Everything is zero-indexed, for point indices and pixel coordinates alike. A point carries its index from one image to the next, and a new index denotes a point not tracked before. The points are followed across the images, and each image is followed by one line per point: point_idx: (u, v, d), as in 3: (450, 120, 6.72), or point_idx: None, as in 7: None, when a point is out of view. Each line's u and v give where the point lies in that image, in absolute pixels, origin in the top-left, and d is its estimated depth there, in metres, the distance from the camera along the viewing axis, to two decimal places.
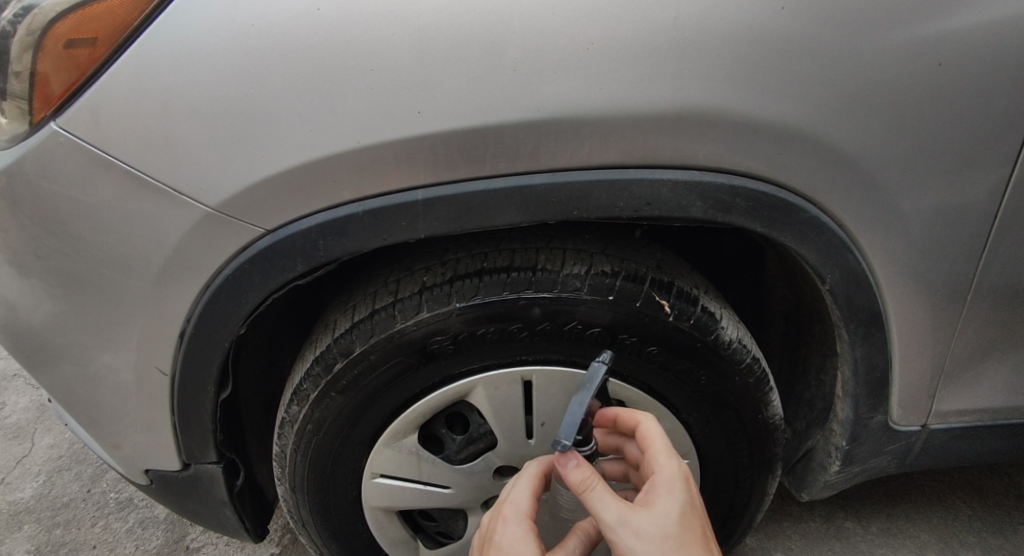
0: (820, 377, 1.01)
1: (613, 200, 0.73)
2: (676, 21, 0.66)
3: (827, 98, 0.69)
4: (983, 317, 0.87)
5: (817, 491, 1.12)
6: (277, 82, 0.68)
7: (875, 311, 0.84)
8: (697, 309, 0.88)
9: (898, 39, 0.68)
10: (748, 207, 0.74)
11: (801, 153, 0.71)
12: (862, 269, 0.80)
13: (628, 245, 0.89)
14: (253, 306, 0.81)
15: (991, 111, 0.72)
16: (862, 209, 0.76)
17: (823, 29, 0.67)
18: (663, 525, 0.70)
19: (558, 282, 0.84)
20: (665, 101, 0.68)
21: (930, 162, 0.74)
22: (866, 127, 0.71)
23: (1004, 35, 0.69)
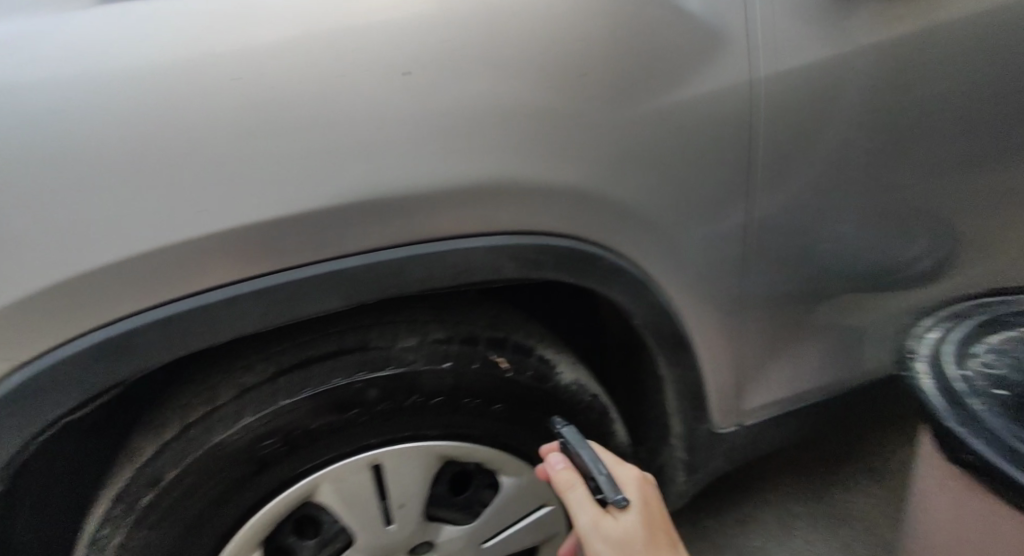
0: (657, 401, 1.08)
1: (430, 272, 0.72)
2: (461, 101, 0.68)
3: (603, 158, 0.75)
4: (759, 324, 1.04)
5: (672, 500, 1.21)
6: (14, 197, 0.58)
7: (682, 334, 0.94)
8: (533, 359, 0.91)
9: (651, 104, 0.77)
10: (558, 261, 0.78)
11: (592, 209, 0.77)
12: (666, 301, 0.89)
13: (461, 307, 0.89)
14: (14, 457, 0.66)
15: (733, 158, 0.84)
16: (653, 248, 0.84)
17: (593, 98, 0.74)
18: (625, 525, 0.76)
19: (392, 358, 0.82)
20: (461, 177, 0.70)
21: (697, 204, 0.85)
22: (640, 180, 0.79)
23: (732, 95, 0.82)
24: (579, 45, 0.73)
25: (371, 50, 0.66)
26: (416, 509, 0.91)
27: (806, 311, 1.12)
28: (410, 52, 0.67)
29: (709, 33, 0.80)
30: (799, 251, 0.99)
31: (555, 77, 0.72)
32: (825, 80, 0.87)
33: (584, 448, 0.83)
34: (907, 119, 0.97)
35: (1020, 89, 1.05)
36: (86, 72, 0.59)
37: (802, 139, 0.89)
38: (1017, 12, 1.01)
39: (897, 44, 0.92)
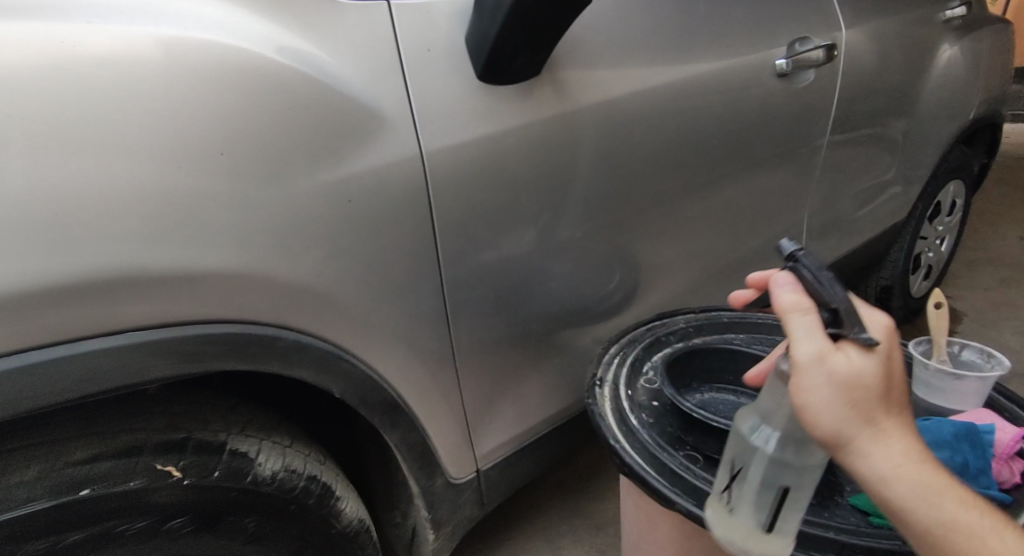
0: (385, 465, 1.12)
1: (54, 381, 0.64)
2: (72, 191, 0.64)
3: (258, 240, 0.76)
4: (474, 377, 1.14)
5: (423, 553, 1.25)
6: None
7: (391, 399, 0.98)
8: (221, 457, 0.80)
9: (307, 184, 0.80)
10: (221, 350, 0.75)
11: (254, 291, 0.78)
12: (364, 372, 0.92)
13: (124, 413, 0.75)
14: None
15: (405, 231, 0.92)
16: (341, 322, 0.88)
17: (241, 182, 0.74)
18: (860, 366, 0.64)
19: (7, 500, 0.66)
20: (82, 272, 0.64)
21: (376, 277, 0.91)
22: (305, 259, 0.81)
23: (395, 175, 0.88)
24: (216, 129, 0.72)
25: None
26: None
27: (517, 361, 1.24)
28: None
29: (371, 112, 0.86)
30: (489, 309, 1.12)
31: (187, 161, 0.71)
32: (480, 159, 1.00)
33: (829, 281, 0.72)
34: (557, 188, 1.16)
35: (646, 157, 1.32)
36: None
37: (469, 211, 1.01)
38: (638, 98, 1.26)
39: (539, 125, 1.09)
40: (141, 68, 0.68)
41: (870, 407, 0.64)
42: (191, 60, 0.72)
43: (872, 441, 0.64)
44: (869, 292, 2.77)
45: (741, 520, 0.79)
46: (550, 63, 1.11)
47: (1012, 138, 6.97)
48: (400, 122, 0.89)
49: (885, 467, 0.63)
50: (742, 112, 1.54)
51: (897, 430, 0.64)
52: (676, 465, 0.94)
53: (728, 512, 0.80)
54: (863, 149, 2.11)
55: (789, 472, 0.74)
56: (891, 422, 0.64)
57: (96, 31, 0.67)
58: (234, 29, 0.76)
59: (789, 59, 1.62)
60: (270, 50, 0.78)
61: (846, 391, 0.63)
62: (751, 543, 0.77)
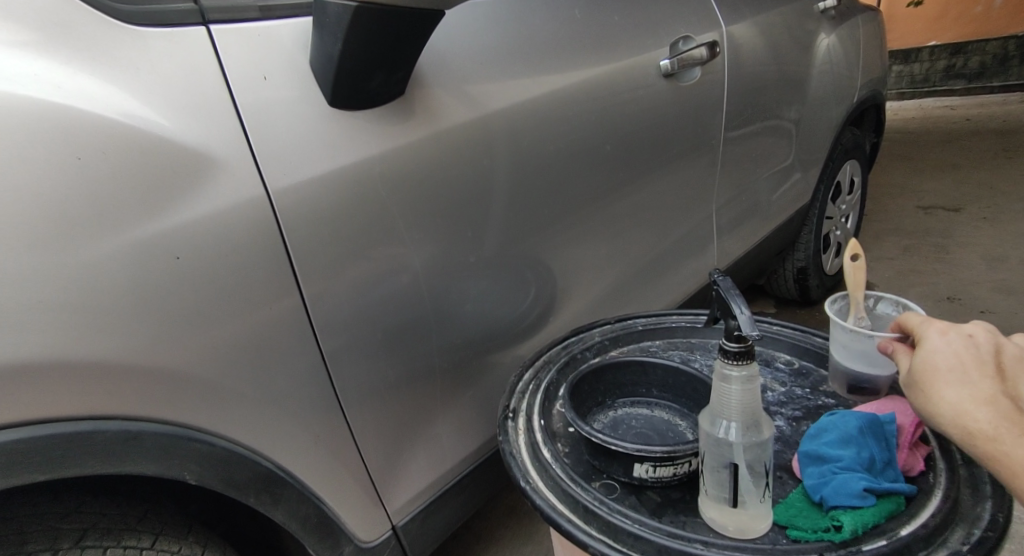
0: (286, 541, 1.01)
1: None
2: None
3: (57, 321, 0.67)
4: (370, 428, 1.04)
5: None
6: None
7: (265, 471, 0.88)
8: None
9: (114, 249, 0.71)
10: (7, 463, 0.66)
11: (59, 380, 0.68)
12: (220, 450, 0.82)
13: None
14: None
15: (254, 283, 0.83)
16: (180, 394, 0.78)
17: (23, 257, 0.65)
18: (946, 352, 0.76)
19: None
20: None
21: (224, 338, 0.81)
22: (123, 333, 0.72)
23: (229, 222, 0.79)
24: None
25: None
26: None
27: (423, 404, 1.14)
28: None
29: (192, 155, 0.77)
30: (379, 352, 1.02)
31: None
32: (338, 195, 0.90)
33: (740, 307, 0.83)
34: (440, 214, 1.08)
35: (538, 170, 1.26)
36: None
37: (334, 253, 0.91)
38: (520, 110, 1.19)
39: (410, 149, 1.00)
40: None
41: (943, 363, 0.76)
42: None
43: (949, 396, 0.74)
44: (788, 274, 2.84)
45: (720, 506, 0.83)
46: (418, 81, 1.03)
47: (897, 115, 7.48)
48: (225, 159, 0.79)
49: (955, 408, 0.73)
50: (634, 115, 1.51)
51: (979, 397, 0.72)
52: (589, 499, 0.86)
53: (708, 504, 0.84)
54: (762, 137, 2.14)
55: (752, 453, 0.80)
56: (968, 390, 0.73)
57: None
58: (22, 73, 0.68)
59: (672, 59, 1.61)
60: (58, 94, 0.69)
61: (941, 364, 0.76)
62: (737, 524, 0.81)
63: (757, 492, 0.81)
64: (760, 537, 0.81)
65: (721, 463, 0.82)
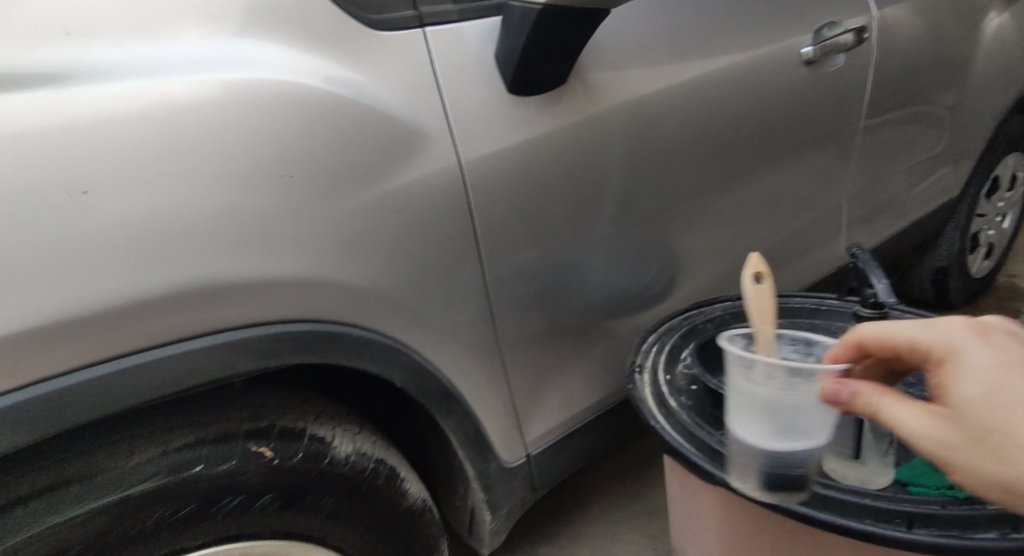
0: (444, 450, 1.19)
1: (150, 381, 0.75)
2: (164, 214, 0.74)
3: (327, 247, 0.87)
4: (518, 365, 1.23)
5: (488, 538, 1.35)
6: None
7: (443, 386, 1.08)
8: (302, 441, 0.92)
9: (361, 197, 0.90)
10: (294, 346, 0.86)
11: (324, 292, 0.88)
12: (421, 364, 1.03)
13: (216, 406, 0.87)
14: None
15: (447, 234, 1.02)
16: (393, 315, 0.97)
17: (305, 199, 0.85)
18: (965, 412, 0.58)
19: (123, 476, 0.77)
20: (181, 282, 0.76)
21: (425, 274, 1.00)
22: (366, 261, 0.92)
23: (436, 183, 0.99)
24: (280, 153, 0.83)
25: (52, 178, 0.68)
26: None
27: (558, 352, 1.31)
28: (93, 177, 0.70)
29: (412, 128, 0.96)
30: (530, 302, 1.20)
31: (262, 181, 0.81)
32: (511, 166, 1.09)
33: None
34: (588, 187, 1.23)
35: (675, 153, 1.38)
36: None
37: (503, 214, 1.10)
38: (663, 97, 1.32)
39: (567, 130, 1.16)
40: (212, 109, 0.79)
41: (957, 339, 0.64)
42: (249, 97, 0.81)
43: (967, 392, 0.61)
44: (924, 273, 2.71)
45: (841, 459, 0.96)
46: (578, 71, 1.19)
47: None
48: (433, 133, 0.98)
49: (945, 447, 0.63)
50: (771, 103, 1.57)
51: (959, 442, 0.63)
52: (714, 442, 1.01)
53: (830, 457, 0.98)
54: (905, 129, 2.09)
55: (874, 415, 0.93)
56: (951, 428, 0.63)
57: (170, 83, 0.76)
58: (287, 64, 0.86)
59: (816, 46, 1.64)
60: (315, 79, 0.87)
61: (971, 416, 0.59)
62: (857, 475, 0.95)
63: (878, 448, 0.94)
64: (881, 485, 0.94)
65: (845, 421, 0.95)
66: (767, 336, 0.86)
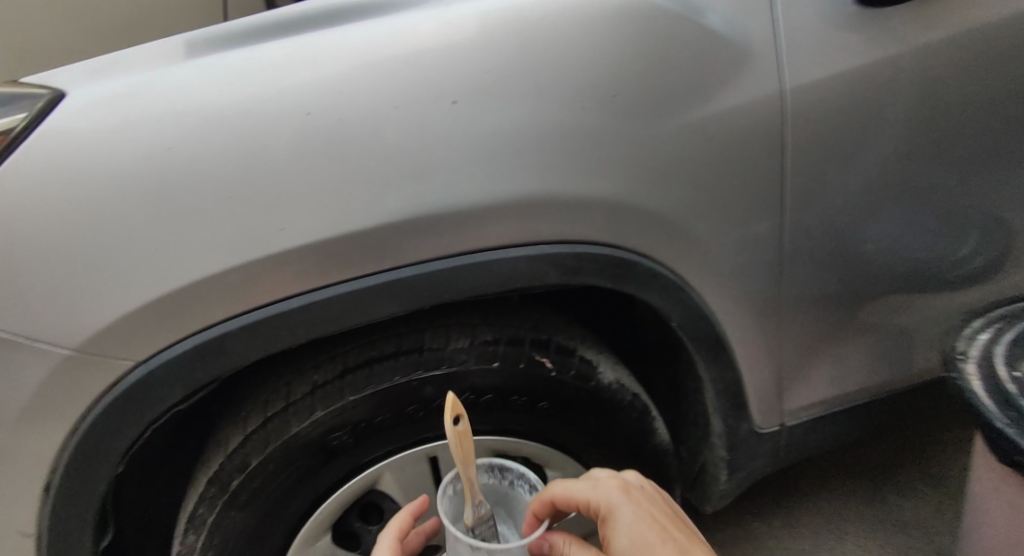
0: (689, 401, 1.11)
1: (478, 280, 0.79)
2: (502, 124, 0.76)
3: (641, 172, 0.82)
4: (798, 326, 1.07)
5: (715, 500, 1.24)
6: (122, 220, 0.69)
7: (718, 332, 0.99)
8: (576, 360, 0.96)
9: (676, 123, 0.84)
10: (597, 268, 0.84)
11: (632, 218, 0.84)
12: (701, 306, 0.95)
13: (507, 310, 0.95)
14: (133, 441, 0.77)
15: (755, 170, 0.90)
16: (683, 250, 0.90)
17: (626, 120, 0.81)
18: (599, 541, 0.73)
19: (445, 357, 0.89)
20: (509, 191, 0.77)
21: (723, 208, 0.90)
22: (674, 192, 0.85)
23: (753, 112, 0.88)
24: (610, 71, 0.80)
25: (421, 84, 0.74)
26: None
27: (849, 321, 1.13)
28: (460, 86, 0.75)
29: (739, 50, 0.86)
30: (829, 257, 1.02)
31: (590, 97, 0.79)
32: (840, 96, 0.92)
33: None
34: (935, 124, 1.00)
35: None
36: (184, 116, 0.71)
37: (820, 153, 0.94)
38: None
39: (917, 54, 0.95)
40: (548, 24, 0.79)
41: (614, 502, 0.78)
42: (512, 31, 0.78)
43: (619, 548, 0.75)
44: None
45: None
46: None
47: None
48: (759, 56, 0.87)
49: None
50: None
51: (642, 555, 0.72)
52: None
53: None
54: None
55: None
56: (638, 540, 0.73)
57: (425, 24, 0.76)
58: None
59: None
60: None
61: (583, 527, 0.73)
62: None
63: None
64: None
65: None
66: (472, 474, 0.75)
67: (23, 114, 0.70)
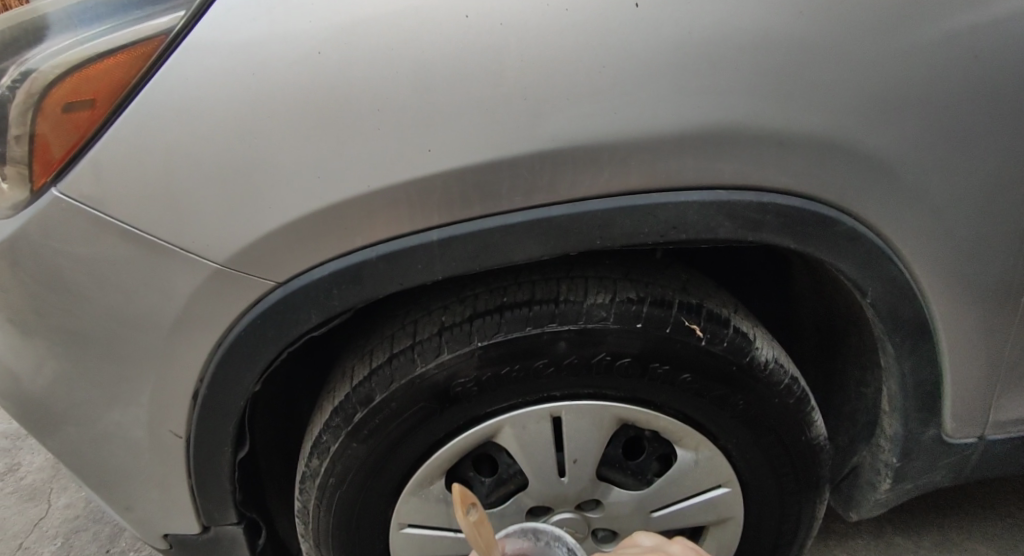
0: (861, 390, 0.97)
1: (637, 226, 0.71)
2: (693, 36, 0.66)
3: (857, 101, 0.69)
4: None
5: (867, 509, 1.06)
6: (274, 132, 0.66)
7: (923, 319, 0.82)
8: (729, 330, 0.85)
9: (909, 43, 0.68)
10: (780, 224, 0.73)
11: (834, 160, 0.70)
12: (906, 278, 0.79)
13: (651, 269, 0.86)
14: (269, 361, 0.77)
15: (1001, 113, 0.72)
16: (896, 208, 0.74)
17: (848, 33, 0.67)
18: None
19: (583, 312, 0.81)
20: (690, 120, 0.67)
21: (958, 161, 0.73)
22: (896, 131, 0.70)
23: (1009, 36, 0.70)
24: None
25: None
26: (589, 464, 0.89)
27: None
28: None
29: None
30: None
31: (806, 4, 0.67)
32: None
33: None
34: None
35: None
36: (338, 19, 0.66)
37: None
38: None
39: None
40: None
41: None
42: None
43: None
44: None
45: None
46: None
47: None
48: None
49: None
50: None
51: None
52: None
53: None
54: None
55: None
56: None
57: None
58: None
59: None
60: None
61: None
62: None
63: None
64: None
65: None
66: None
67: (181, 14, 0.68)
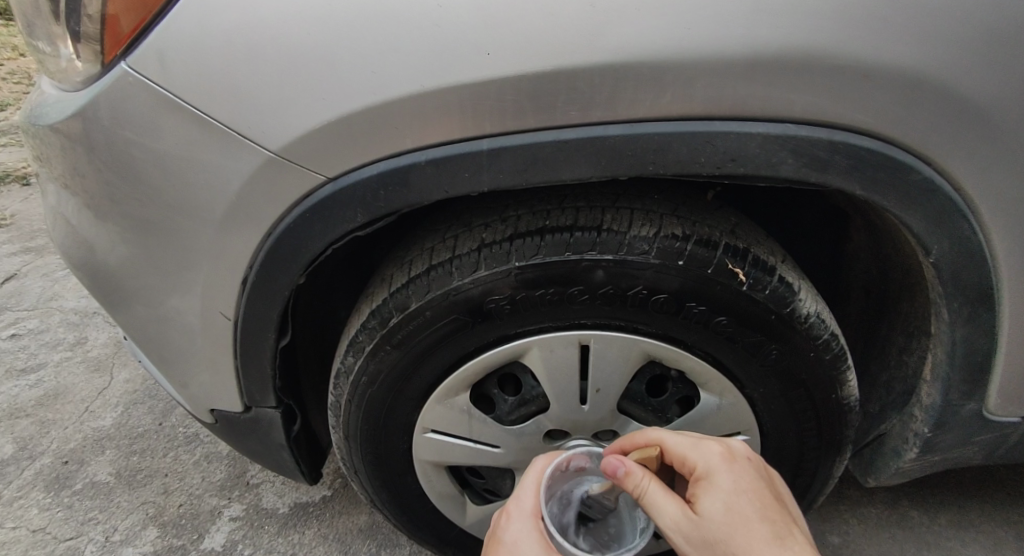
0: (902, 359, 0.95)
1: (694, 154, 0.68)
2: None
3: (953, 40, 0.64)
4: None
5: (885, 477, 1.04)
6: (336, 22, 0.66)
7: (988, 286, 0.78)
8: (773, 279, 0.83)
9: None
10: (848, 166, 0.69)
11: (918, 103, 0.66)
12: (976, 242, 0.74)
13: (700, 209, 0.84)
14: (314, 256, 0.79)
15: None
16: (977, 165, 0.69)
17: None
18: (712, 479, 0.67)
19: (624, 244, 0.80)
20: (768, 44, 0.63)
21: None
22: (992, 77, 0.65)
23: None
24: None
25: None
26: (612, 395, 0.91)
27: None
28: None
29: None
30: None
31: None
32: None
33: None
34: None
35: None
36: None
37: None
38: None
39: None
40: None
41: (712, 464, 0.69)
42: None
43: (709, 509, 0.65)
44: None
45: None
46: None
47: None
48: None
49: (722, 495, 0.66)
50: None
51: (752, 492, 0.66)
52: None
53: None
54: None
55: None
56: (729, 474, 0.67)
57: None
58: None
59: None
60: None
61: (696, 483, 0.69)
62: None
63: None
64: None
65: None
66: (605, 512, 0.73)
67: None
